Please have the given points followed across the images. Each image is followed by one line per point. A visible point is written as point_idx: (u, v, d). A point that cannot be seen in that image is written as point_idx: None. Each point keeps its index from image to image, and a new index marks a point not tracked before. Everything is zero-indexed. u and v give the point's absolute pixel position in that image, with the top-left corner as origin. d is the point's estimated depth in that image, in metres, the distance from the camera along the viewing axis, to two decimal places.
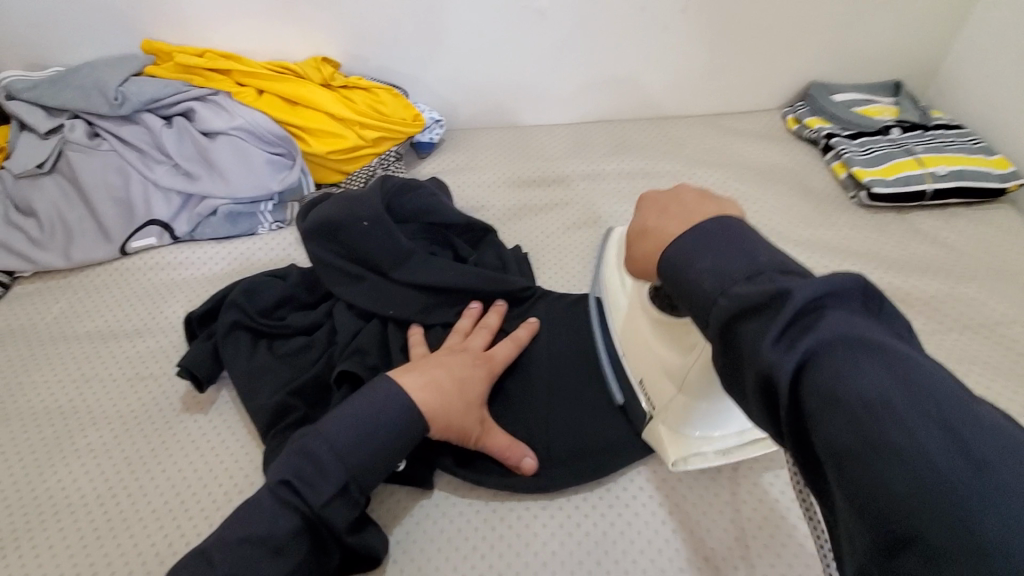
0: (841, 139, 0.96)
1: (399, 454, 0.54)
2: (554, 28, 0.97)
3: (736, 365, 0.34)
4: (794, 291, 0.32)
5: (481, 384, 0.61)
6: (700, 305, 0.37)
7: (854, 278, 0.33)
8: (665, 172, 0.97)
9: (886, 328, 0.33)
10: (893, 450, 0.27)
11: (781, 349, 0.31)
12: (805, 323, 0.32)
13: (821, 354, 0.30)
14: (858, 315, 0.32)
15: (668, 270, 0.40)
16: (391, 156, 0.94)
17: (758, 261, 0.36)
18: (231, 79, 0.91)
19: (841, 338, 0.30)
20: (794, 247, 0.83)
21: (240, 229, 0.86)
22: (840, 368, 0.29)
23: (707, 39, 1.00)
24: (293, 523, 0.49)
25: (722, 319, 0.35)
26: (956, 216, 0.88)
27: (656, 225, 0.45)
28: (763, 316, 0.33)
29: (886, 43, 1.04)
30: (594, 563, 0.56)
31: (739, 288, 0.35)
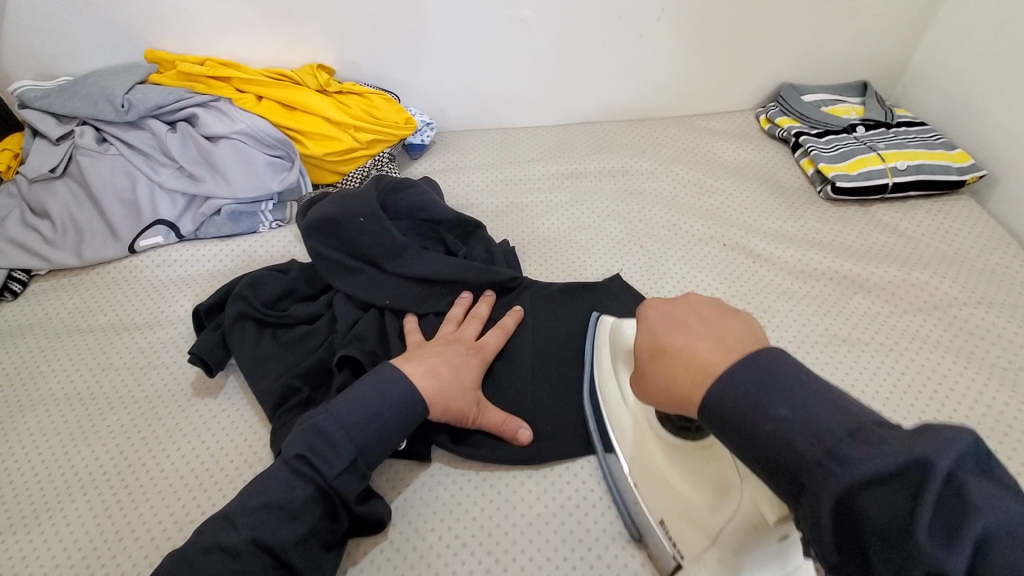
0: (810, 137, 1.01)
1: (401, 431, 0.58)
2: (537, 36, 1.03)
3: (864, 545, 0.33)
4: (936, 461, 0.32)
5: (476, 370, 0.66)
6: (796, 464, 0.37)
7: (967, 434, 0.34)
8: (644, 169, 1.02)
9: (1016, 499, 0.32)
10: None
11: (945, 546, 0.30)
12: (958, 501, 0.31)
13: (984, 543, 0.30)
14: (996, 494, 0.32)
15: (735, 418, 0.40)
16: (384, 157, 0.99)
17: (847, 414, 0.37)
18: (231, 86, 0.97)
19: (1005, 523, 0.30)
20: (762, 239, 0.89)
21: (242, 227, 0.91)
22: (1014, 563, 0.29)
23: (681, 45, 1.06)
24: (307, 491, 0.53)
25: (846, 486, 0.34)
26: (916, 207, 0.94)
27: (683, 348, 0.47)
28: (891, 486, 0.33)
29: (852, 46, 1.09)
30: (575, 523, 0.61)
31: (844, 448, 0.35)
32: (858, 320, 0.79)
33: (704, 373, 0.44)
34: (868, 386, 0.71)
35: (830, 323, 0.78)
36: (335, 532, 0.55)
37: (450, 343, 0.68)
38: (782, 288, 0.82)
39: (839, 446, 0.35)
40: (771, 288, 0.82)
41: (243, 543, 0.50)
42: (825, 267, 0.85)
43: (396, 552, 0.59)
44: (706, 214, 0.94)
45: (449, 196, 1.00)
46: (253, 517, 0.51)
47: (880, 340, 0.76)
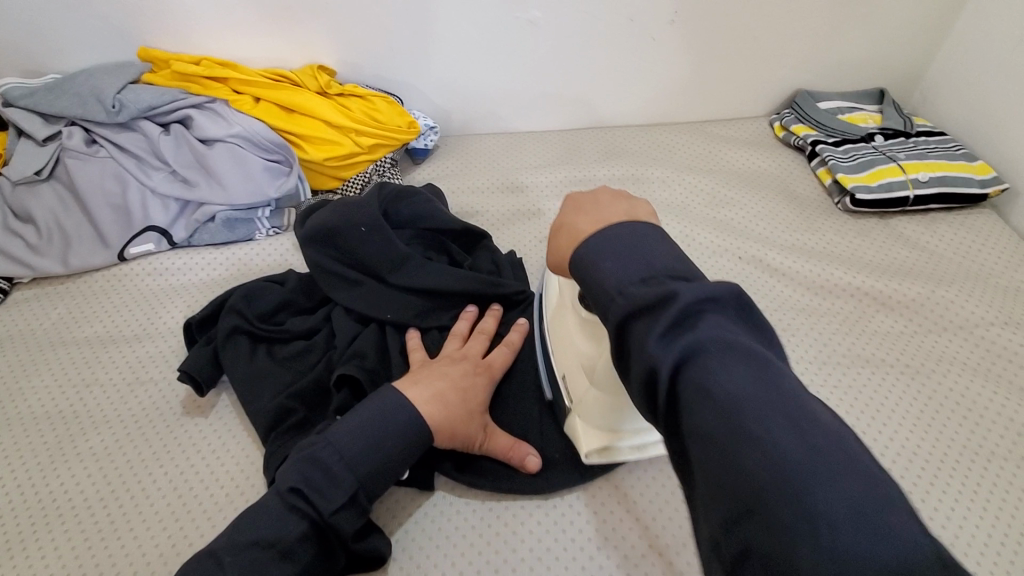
0: (826, 146, 0.98)
1: (403, 463, 0.55)
2: (546, 39, 0.99)
3: (627, 362, 0.38)
4: (680, 294, 0.36)
5: (483, 392, 0.62)
6: (603, 302, 0.40)
7: (730, 287, 0.37)
8: (655, 178, 0.99)
9: (752, 335, 0.37)
10: (753, 437, 0.31)
11: (663, 345, 0.35)
12: (686, 324, 0.36)
13: (693, 355, 0.35)
14: (729, 323, 0.36)
15: (578, 264, 0.42)
16: (386, 162, 0.96)
17: (654, 266, 0.39)
18: (228, 87, 0.93)
19: (716, 341, 0.35)
20: (779, 252, 0.86)
21: (237, 235, 0.87)
22: (710, 368, 0.34)
23: (694, 50, 1.02)
24: (302, 528, 0.50)
25: (618, 320, 0.38)
26: (938, 220, 0.90)
27: (567, 221, 0.46)
28: (651, 315, 0.36)
29: (870, 52, 1.06)
30: (588, 558, 0.58)
31: (632, 289, 0.38)
32: (880, 339, 0.75)
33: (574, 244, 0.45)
34: (894, 412, 0.68)
35: (852, 342, 0.75)
36: (331, 571, 0.51)
37: (456, 362, 0.64)
38: (800, 305, 0.79)
39: (641, 296, 0.37)
40: (789, 304, 0.79)
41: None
42: (846, 283, 0.81)
43: None
44: (721, 225, 0.90)
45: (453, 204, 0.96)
46: (241, 557, 0.47)
47: (904, 361, 0.73)
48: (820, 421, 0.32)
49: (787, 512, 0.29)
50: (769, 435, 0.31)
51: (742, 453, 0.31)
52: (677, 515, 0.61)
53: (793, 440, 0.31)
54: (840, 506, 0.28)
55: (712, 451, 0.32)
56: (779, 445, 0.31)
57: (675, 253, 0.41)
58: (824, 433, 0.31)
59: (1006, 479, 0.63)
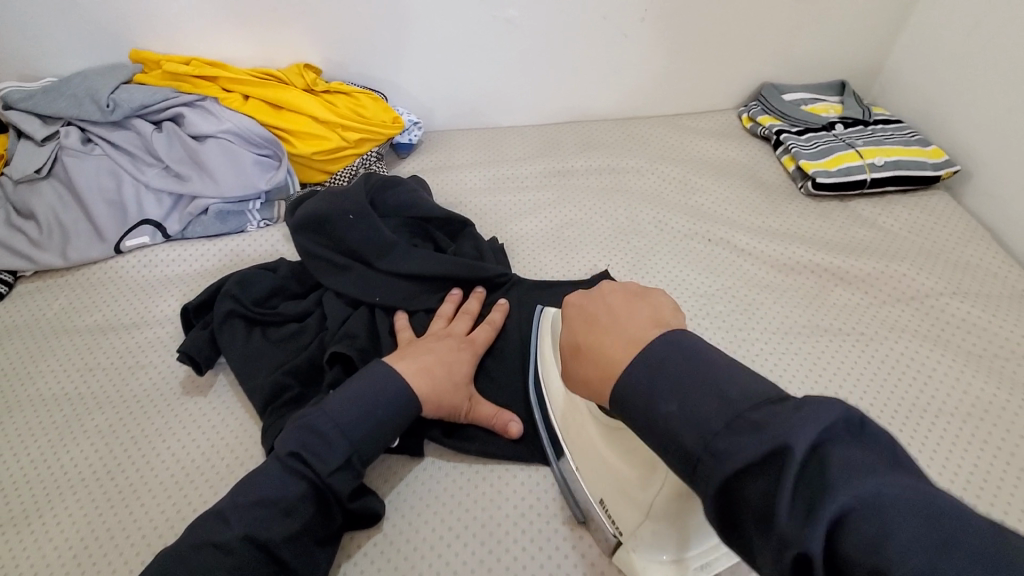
0: (790, 135, 1.03)
1: (394, 429, 0.59)
2: (523, 37, 1.04)
3: (750, 535, 0.32)
4: (789, 443, 0.31)
5: (468, 365, 0.67)
6: (687, 456, 0.36)
7: (835, 409, 0.33)
8: (630, 168, 1.04)
9: (886, 460, 0.31)
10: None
11: (794, 518, 0.30)
12: (806, 477, 0.31)
13: (843, 523, 0.29)
14: (859, 455, 0.31)
15: (632, 410, 0.41)
16: (372, 156, 1.00)
17: (729, 397, 0.37)
18: (217, 85, 0.96)
19: (863, 502, 0.29)
20: (746, 234, 0.91)
21: (230, 227, 0.91)
22: (870, 534, 0.28)
23: (664, 46, 1.08)
24: (301, 488, 0.53)
25: (722, 480, 0.34)
26: (894, 202, 0.96)
27: (592, 343, 0.48)
28: (765, 474, 0.32)
29: (831, 46, 1.12)
30: (568, 514, 0.62)
31: (721, 439, 0.35)
32: (839, 311, 0.80)
33: (608, 367, 0.45)
34: (850, 376, 0.73)
35: (812, 314, 0.80)
36: (329, 529, 0.55)
37: (441, 338, 0.69)
38: (765, 281, 0.84)
39: (732, 453, 0.33)
40: (754, 281, 0.84)
41: (235, 543, 0.49)
42: (808, 261, 0.87)
43: (389, 546, 0.59)
44: (691, 210, 0.95)
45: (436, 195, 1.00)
46: (246, 515, 0.51)
47: (860, 330, 0.78)
48: None
49: None
50: None
51: None
52: None
53: None
54: None
55: None
56: None
57: (739, 370, 0.39)
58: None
59: (950, 433, 0.68)
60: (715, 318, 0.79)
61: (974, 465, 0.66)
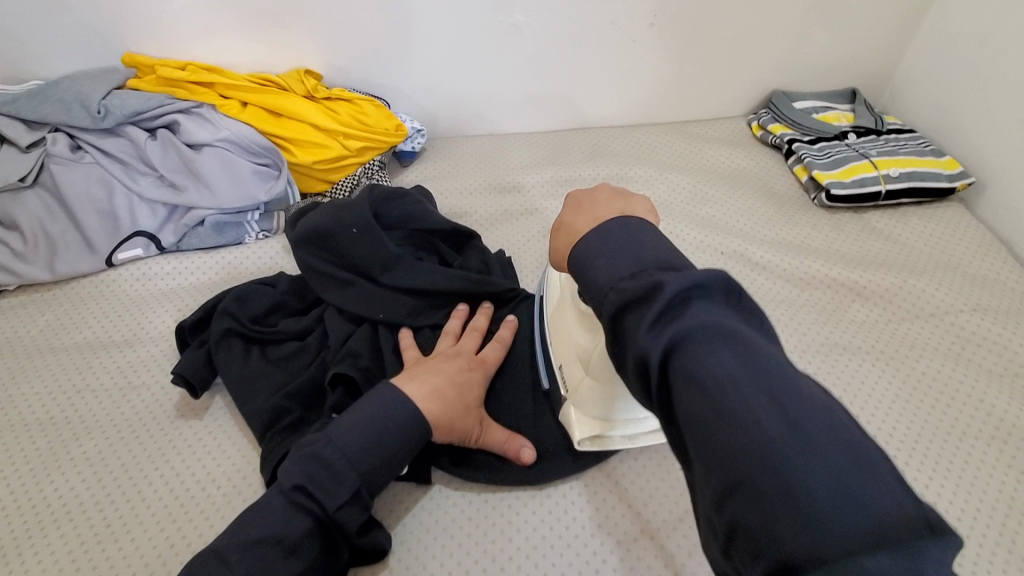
0: (802, 144, 1.01)
1: (404, 458, 0.56)
2: (528, 42, 1.01)
3: (622, 353, 0.37)
4: (664, 285, 0.36)
5: (479, 385, 0.64)
6: (598, 296, 0.40)
7: (720, 273, 0.37)
8: (639, 177, 1.01)
9: (743, 318, 0.37)
10: (733, 417, 0.32)
11: (652, 335, 0.35)
12: (673, 312, 0.35)
13: (681, 346, 0.34)
14: (719, 307, 0.36)
15: (574, 261, 0.44)
16: (374, 165, 0.97)
17: (644, 261, 0.40)
18: (214, 91, 0.93)
19: (702, 328, 0.34)
20: (760, 247, 0.88)
21: (226, 238, 0.87)
22: (701, 353, 0.34)
23: (673, 52, 1.05)
24: (305, 524, 0.51)
25: (612, 308, 0.38)
26: (909, 214, 0.94)
27: (567, 221, 0.50)
28: (642, 306, 0.36)
29: (842, 53, 1.10)
30: (584, 547, 0.59)
31: (624, 284, 0.38)
32: (857, 328, 0.78)
33: (570, 240, 0.48)
34: (871, 397, 0.71)
35: (830, 331, 0.77)
36: (334, 564, 0.52)
37: (451, 357, 0.65)
38: (780, 296, 0.81)
39: (627, 290, 0.38)
40: (769, 296, 0.81)
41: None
42: (824, 275, 0.84)
43: None
44: (702, 222, 0.93)
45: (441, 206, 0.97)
46: (246, 554, 0.48)
47: (880, 348, 0.76)
48: (807, 397, 0.32)
49: (772, 486, 0.30)
50: (755, 415, 0.32)
51: (729, 434, 0.31)
52: (667, 500, 0.63)
53: (774, 418, 0.31)
54: (820, 479, 0.29)
55: (704, 435, 0.32)
56: (766, 426, 0.31)
57: (675, 251, 0.42)
58: (805, 407, 0.32)
59: (976, 459, 0.66)
60: None
61: (1001, 491, 0.63)
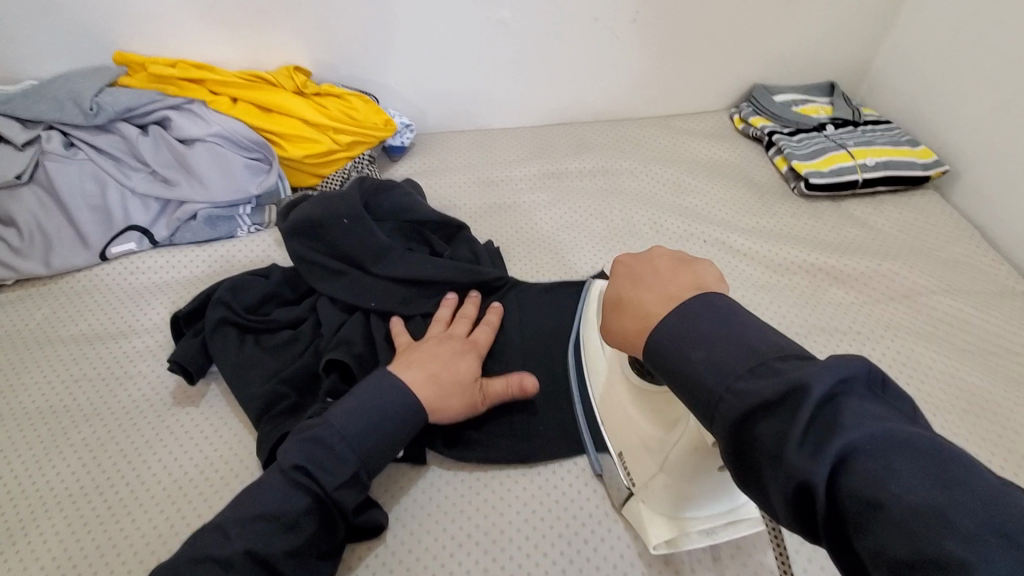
0: (782, 135, 1.04)
1: (401, 441, 0.58)
2: (514, 38, 1.03)
3: (762, 473, 0.34)
4: (809, 387, 0.33)
5: (474, 362, 0.65)
6: (706, 399, 0.38)
7: (860, 364, 0.34)
8: (624, 169, 1.04)
9: (900, 416, 0.33)
10: (955, 559, 0.26)
11: (807, 454, 0.31)
12: (825, 421, 0.32)
13: (848, 460, 0.30)
14: (872, 406, 0.33)
15: (658, 352, 0.43)
16: (364, 159, 0.98)
17: (755, 351, 0.38)
18: (205, 88, 0.94)
19: (869, 438, 0.31)
20: (741, 234, 0.91)
21: (219, 232, 0.89)
22: (874, 470, 0.29)
23: (656, 47, 1.08)
24: (305, 502, 0.52)
25: (739, 417, 0.36)
26: (885, 202, 0.96)
27: (632, 297, 0.49)
28: (777, 413, 0.34)
29: (820, 47, 1.13)
30: (572, 521, 0.62)
31: (744, 383, 0.36)
32: (834, 310, 0.81)
33: (643, 321, 0.46)
34: None
35: (808, 314, 0.80)
36: (332, 543, 0.54)
37: (443, 341, 0.67)
38: (761, 281, 0.84)
39: (747, 395, 0.36)
40: (750, 282, 0.84)
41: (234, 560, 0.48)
42: (803, 261, 0.87)
43: (390, 557, 0.58)
44: (685, 212, 0.95)
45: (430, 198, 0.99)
46: (247, 528, 0.50)
47: (856, 329, 0.78)
48: None
49: None
50: (982, 556, 0.25)
51: None
52: None
53: (1004, 551, 0.25)
54: None
55: None
56: (1001, 569, 0.25)
57: (772, 334, 0.40)
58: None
59: (947, 431, 0.69)
60: None
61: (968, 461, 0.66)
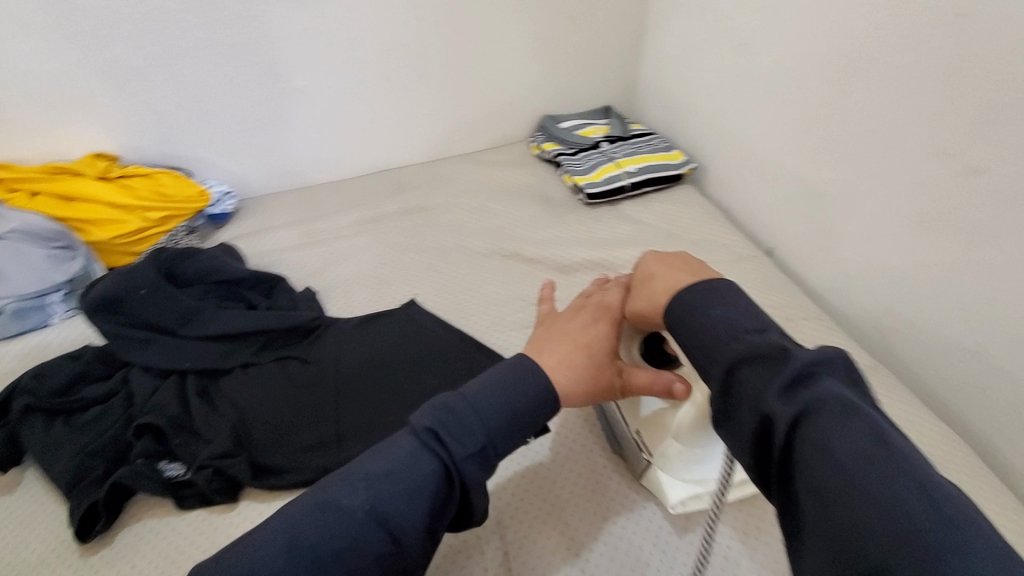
0: (566, 156, 1.21)
1: (529, 425, 0.48)
2: (315, 103, 1.13)
3: (733, 409, 0.39)
4: (798, 354, 0.38)
5: (604, 332, 0.57)
6: (710, 352, 0.43)
7: (842, 351, 0.39)
8: (435, 205, 1.15)
9: (872, 399, 0.38)
10: (874, 494, 0.31)
11: (782, 401, 0.36)
12: (802, 381, 0.37)
13: (815, 415, 0.34)
14: (844, 381, 0.37)
15: (678, 319, 0.47)
16: (180, 231, 1.03)
17: (763, 322, 0.43)
18: (2, 187, 0.96)
19: (837, 399, 0.35)
20: (534, 245, 1.03)
21: (31, 323, 0.89)
22: (832, 423, 0.34)
23: (448, 97, 1.22)
24: (434, 465, 0.44)
25: (726, 367, 0.41)
26: (653, 199, 1.13)
27: (660, 274, 0.53)
28: (767, 368, 0.38)
29: (591, 78, 1.32)
30: None
31: (749, 339, 0.41)
32: None
33: (667, 291, 0.51)
34: None
35: None
36: (444, 518, 0.44)
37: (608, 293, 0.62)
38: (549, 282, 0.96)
39: (757, 345, 0.40)
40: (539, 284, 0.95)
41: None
42: (583, 259, 0.99)
43: None
44: (487, 233, 1.07)
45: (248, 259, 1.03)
46: (375, 482, 0.43)
47: None
48: (956, 498, 0.31)
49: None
50: (901, 498, 0.30)
51: (863, 512, 0.31)
52: None
53: (918, 497, 0.30)
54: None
55: (832, 508, 0.32)
56: (910, 509, 0.30)
57: (756, 311, 0.45)
58: (954, 503, 0.30)
59: None
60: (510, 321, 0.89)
61: None
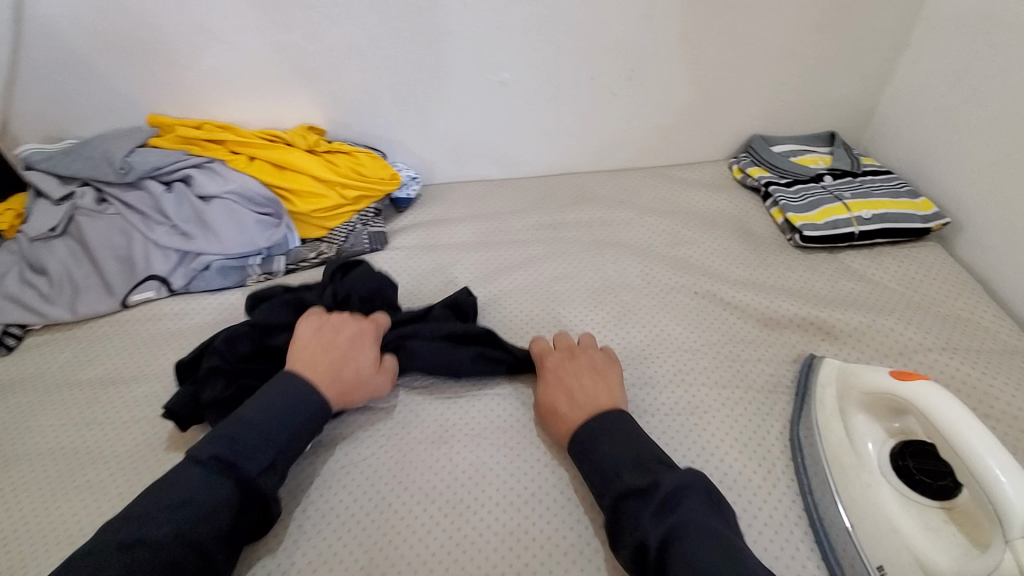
0: (778, 187, 1.04)
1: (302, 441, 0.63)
2: (513, 96, 1.09)
3: (620, 534, 0.55)
4: (662, 485, 0.54)
5: (368, 347, 0.73)
6: (605, 478, 0.59)
7: (700, 482, 0.56)
8: (619, 220, 1.05)
9: (716, 515, 0.54)
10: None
11: (654, 522, 0.53)
12: (668, 506, 0.54)
13: (677, 533, 0.51)
14: (698, 506, 0.54)
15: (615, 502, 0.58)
16: (369, 212, 1.05)
17: (642, 457, 0.59)
18: (226, 147, 1.02)
19: (690, 528, 0.52)
20: (733, 286, 0.90)
21: (231, 281, 0.96)
22: (689, 548, 0.50)
23: (652, 104, 1.12)
24: (225, 492, 0.55)
25: (613, 499, 0.57)
26: (885, 253, 0.94)
27: (584, 389, 0.69)
28: (641, 498, 0.55)
29: (820, 98, 1.14)
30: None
31: (628, 473, 0.58)
32: None
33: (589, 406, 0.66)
34: None
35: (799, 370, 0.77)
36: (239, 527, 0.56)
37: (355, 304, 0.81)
38: (750, 334, 0.82)
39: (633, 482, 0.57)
40: (737, 335, 0.82)
41: (250, 446, 0.58)
42: (793, 315, 0.84)
43: None
44: (677, 262, 0.96)
45: (412, 250, 1.02)
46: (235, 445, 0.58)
47: None
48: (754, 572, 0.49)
49: None
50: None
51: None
52: None
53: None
54: None
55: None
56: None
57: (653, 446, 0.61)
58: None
59: None
60: (700, 374, 0.77)
61: None
